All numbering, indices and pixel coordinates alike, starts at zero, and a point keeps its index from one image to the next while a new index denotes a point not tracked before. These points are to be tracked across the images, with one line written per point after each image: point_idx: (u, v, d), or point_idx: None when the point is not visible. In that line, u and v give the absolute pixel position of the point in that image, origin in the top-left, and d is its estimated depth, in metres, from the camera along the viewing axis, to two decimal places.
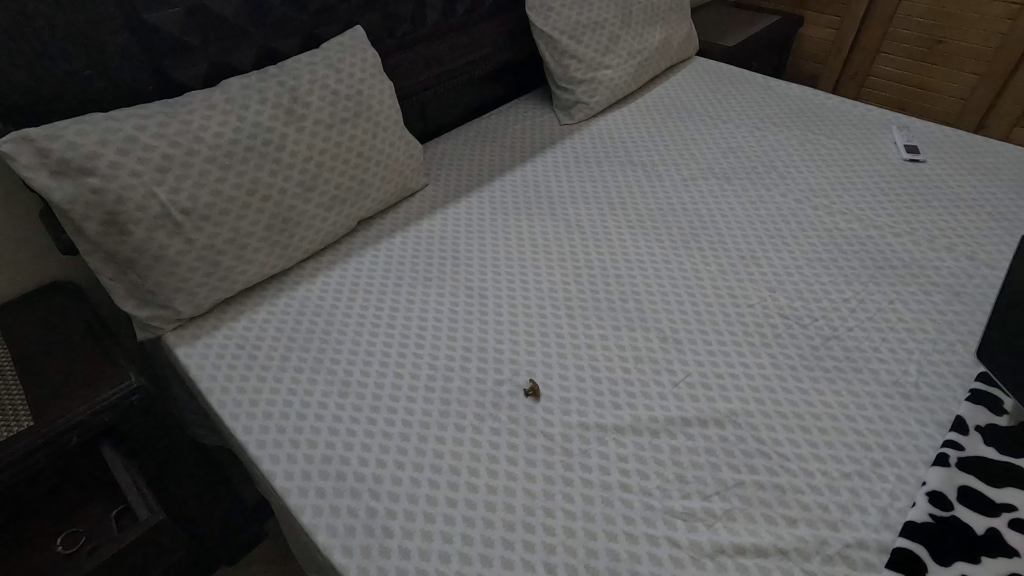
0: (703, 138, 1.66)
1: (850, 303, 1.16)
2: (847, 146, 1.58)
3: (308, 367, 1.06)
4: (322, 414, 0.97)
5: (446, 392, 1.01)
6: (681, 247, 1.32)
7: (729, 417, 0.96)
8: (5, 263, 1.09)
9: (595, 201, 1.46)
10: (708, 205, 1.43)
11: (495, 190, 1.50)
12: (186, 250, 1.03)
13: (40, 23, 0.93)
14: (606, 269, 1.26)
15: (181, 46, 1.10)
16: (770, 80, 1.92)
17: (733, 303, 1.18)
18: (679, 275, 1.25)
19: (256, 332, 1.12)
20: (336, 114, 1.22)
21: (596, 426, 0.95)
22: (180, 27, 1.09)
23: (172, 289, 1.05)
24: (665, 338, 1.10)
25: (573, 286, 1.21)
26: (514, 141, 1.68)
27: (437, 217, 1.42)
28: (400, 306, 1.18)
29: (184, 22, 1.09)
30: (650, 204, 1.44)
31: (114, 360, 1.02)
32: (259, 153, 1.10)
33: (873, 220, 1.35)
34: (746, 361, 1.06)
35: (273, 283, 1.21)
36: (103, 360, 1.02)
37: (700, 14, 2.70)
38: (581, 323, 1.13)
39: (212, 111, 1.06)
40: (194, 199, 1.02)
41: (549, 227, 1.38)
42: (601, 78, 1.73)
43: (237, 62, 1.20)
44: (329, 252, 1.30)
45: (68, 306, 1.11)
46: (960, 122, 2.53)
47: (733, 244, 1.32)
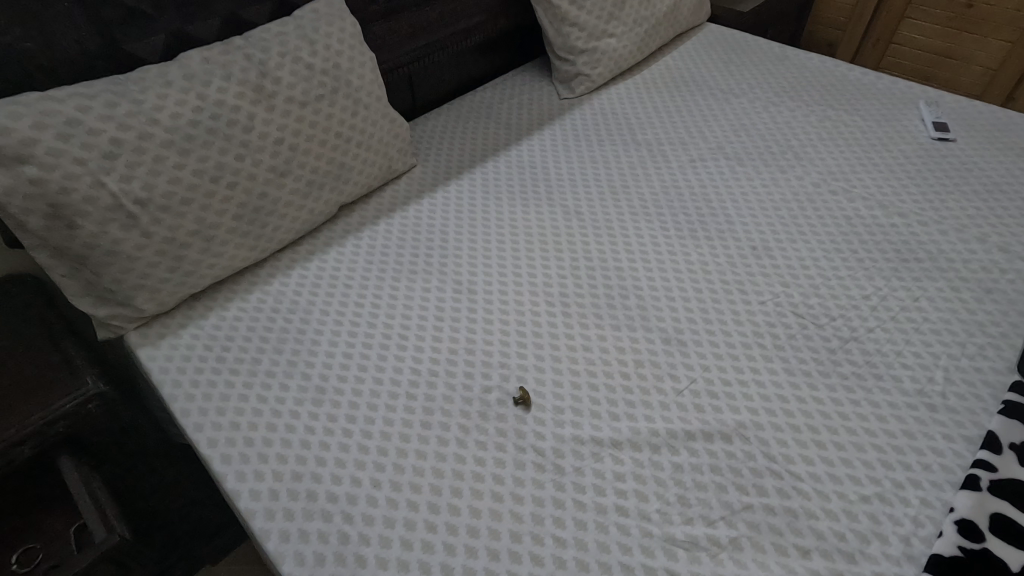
0: (713, 114, 1.54)
1: (870, 301, 1.07)
2: (870, 124, 1.46)
3: (281, 370, 0.98)
4: (293, 425, 0.90)
5: (429, 400, 0.93)
6: (687, 236, 1.21)
7: (736, 431, 0.88)
8: None
9: (595, 184, 1.35)
10: (717, 189, 1.32)
11: (488, 172, 1.39)
12: (144, 244, 0.94)
13: None
14: (605, 261, 1.16)
15: (134, 15, 0.99)
16: (787, 49, 1.78)
17: (742, 299, 1.08)
18: (685, 268, 1.15)
19: (226, 331, 1.04)
20: (311, 90, 1.11)
21: (591, 440, 0.87)
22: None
23: (131, 286, 0.96)
24: (668, 340, 1.01)
25: (569, 281, 1.12)
26: (509, 117, 1.56)
27: (425, 202, 1.31)
28: (383, 301, 1.09)
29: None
30: (655, 188, 1.33)
31: (71, 365, 0.94)
32: (224, 136, 1.00)
33: (898, 206, 1.25)
34: (756, 366, 0.97)
35: (247, 276, 1.13)
36: (60, 364, 0.94)
37: None
38: (577, 321, 1.05)
39: (169, 88, 0.96)
40: (149, 188, 0.93)
41: (544, 213, 1.28)
42: (605, 47, 1.60)
43: (201, 32, 1.09)
44: (308, 241, 1.21)
45: (24, 303, 1.03)
46: (987, 95, 2.39)
47: (744, 232, 1.22)
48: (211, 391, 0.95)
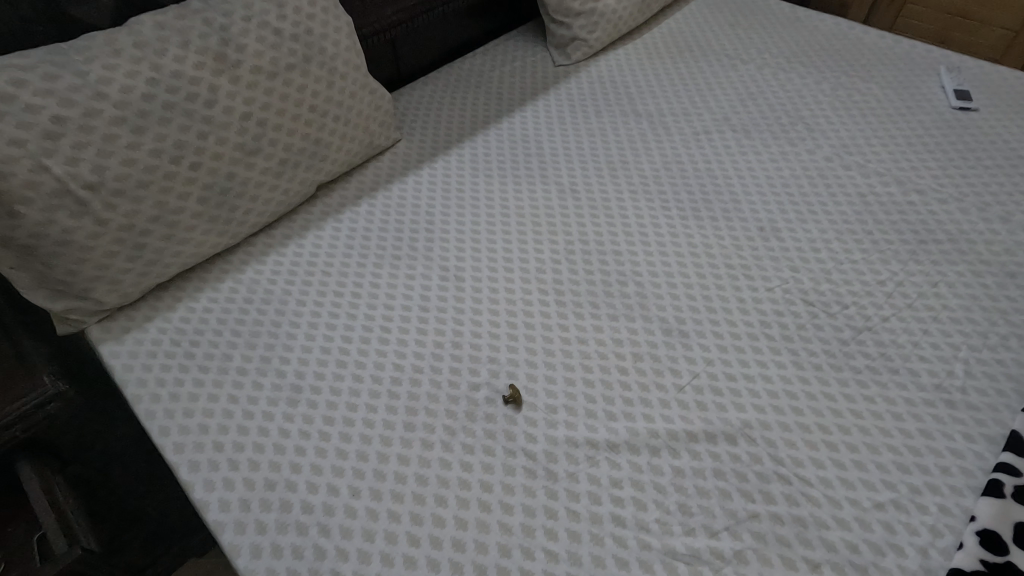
0: (719, 82, 1.44)
1: (886, 287, 1.00)
2: (887, 92, 1.36)
3: (254, 367, 0.91)
4: (266, 428, 0.83)
5: (413, 400, 0.86)
6: (690, 216, 1.13)
7: (742, 431, 0.82)
8: None
9: (592, 159, 1.26)
10: (723, 164, 1.24)
11: (478, 146, 1.30)
12: (98, 232, 0.86)
13: None
14: (603, 245, 1.09)
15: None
16: (799, 11, 1.66)
17: (749, 286, 1.01)
18: (687, 251, 1.07)
19: (194, 324, 0.97)
20: (281, 59, 1.02)
21: (586, 442, 0.81)
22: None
23: (87, 278, 0.89)
24: (669, 331, 0.95)
25: (564, 266, 1.05)
26: (501, 87, 1.46)
27: (410, 179, 1.23)
28: (364, 290, 1.02)
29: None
30: (656, 163, 1.25)
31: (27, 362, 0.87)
32: (183, 111, 0.91)
33: (916, 182, 1.16)
34: (763, 360, 0.91)
35: (217, 264, 1.05)
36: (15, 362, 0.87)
37: None
38: (571, 312, 0.98)
39: (118, 58, 0.86)
40: (100, 170, 0.84)
41: (538, 191, 1.19)
42: (603, 9, 1.48)
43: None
44: (284, 224, 1.13)
45: None
46: (1005, 59, 2.28)
47: (751, 212, 1.14)
48: (177, 391, 0.88)
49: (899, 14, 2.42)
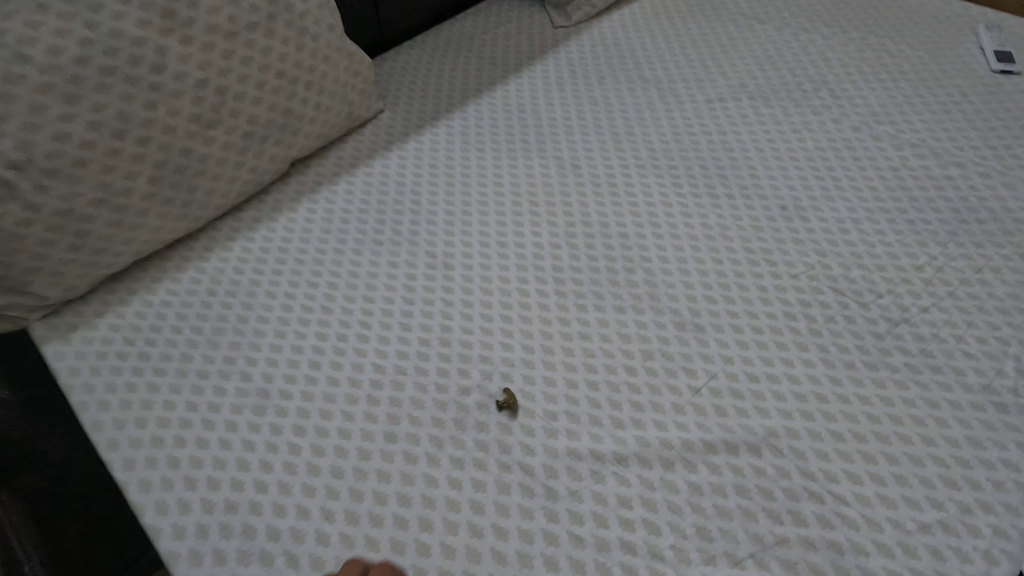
0: (735, 44, 1.31)
1: (924, 273, 0.89)
2: (919, 54, 1.23)
3: (216, 369, 0.81)
4: (228, 440, 0.74)
5: (395, 406, 0.77)
6: (704, 194, 1.02)
7: (766, 441, 0.72)
8: None
9: (595, 130, 1.14)
10: (740, 135, 1.12)
11: (469, 117, 1.18)
12: (31, 218, 0.76)
13: None
14: (608, 227, 0.98)
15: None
16: None
17: (771, 272, 0.91)
18: (702, 234, 0.96)
19: (150, 320, 0.86)
20: (241, 16, 0.89)
21: (590, 455, 0.72)
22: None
23: (23, 269, 0.78)
24: (683, 325, 0.85)
25: (564, 251, 0.94)
26: (494, 51, 1.32)
27: (394, 154, 1.11)
28: (341, 279, 0.91)
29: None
30: (666, 134, 1.13)
31: None
32: (125, 78, 0.79)
33: (955, 154, 1.05)
34: (788, 358, 0.81)
35: (178, 251, 0.94)
36: None
37: None
38: (573, 304, 0.87)
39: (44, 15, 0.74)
40: (27, 147, 0.73)
41: (535, 167, 1.08)
42: None
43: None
44: (253, 204, 1.01)
45: None
46: None
47: (772, 190, 1.02)
48: (129, 398, 0.78)
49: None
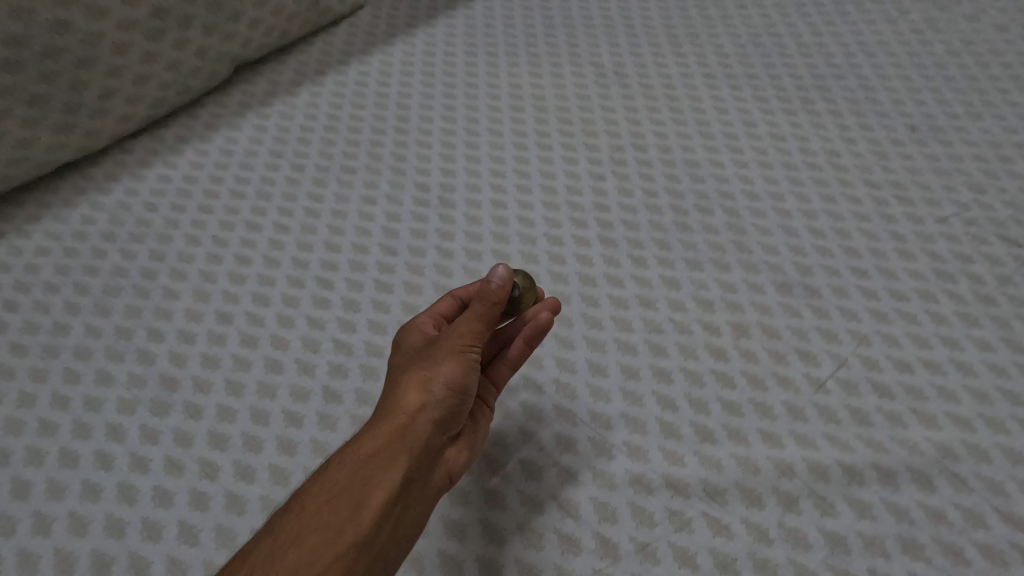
0: None
1: None
2: None
3: (103, 347, 0.54)
4: (108, 457, 0.48)
5: (365, 404, 0.51)
6: (800, 107, 0.74)
7: (940, 466, 0.47)
8: None
9: (645, 29, 0.85)
10: (842, 33, 0.83)
11: (476, 10, 0.89)
12: None
13: None
14: (670, 150, 0.70)
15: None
16: None
17: (910, 214, 0.63)
18: (803, 160, 0.69)
19: (16, 274, 0.59)
20: None
21: (664, 486, 0.47)
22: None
23: None
24: (789, 288, 0.58)
25: (610, 183, 0.67)
26: None
27: (373, 55, 0.82)
28: (293, 220, 0.64)
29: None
30: (741, 33, 0.84)
31: None
32: None
33: None
34: (953, 336, 0.54)
35: (66, 179, 0.66)
36: None
37: None
38: (626, 257, 0.61)
39: None
40: None
41: (565, 72, 0.79)
42: None
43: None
44: (178, 117, 0.73)
45: None
46: None
47: (896, 104, 0.74)
48: None
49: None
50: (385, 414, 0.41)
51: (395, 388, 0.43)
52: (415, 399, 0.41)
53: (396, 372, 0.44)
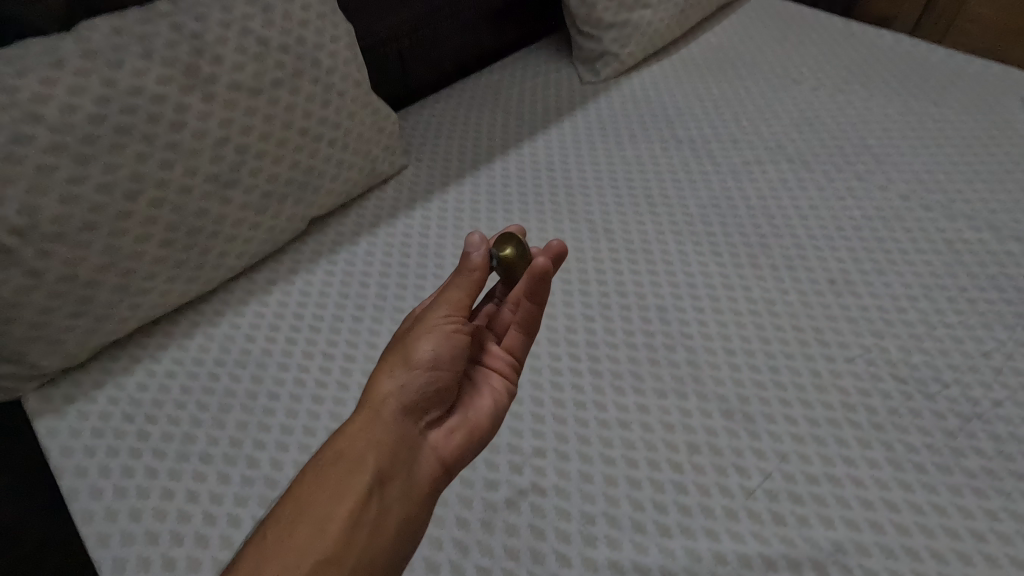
0: (768, 108, 1.27)
1: (993, 361, 0.82)
2: (962, 120, 1.20)
3: (221, 452, 0.74)
4: (231, 538, 0.67)
5: None
6: (745, 263, 0.97)
7: (834, 558, 0.64)
8: None
9: (628, 194, 1.10)
10: (781, 200, 1.07)
11: (497, 174, 1.14)
12: (31, 286, 0.70)
13: None
14: (644, 297, 0.92)
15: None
16: (855, 25, 1.49)
17: (825, 355, 0.84)
18: (745, 308, 0.90)
19: (153, 393, 0.80)
20: (266, 74, 0.85)
21: (634, 570, 0.64)
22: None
23: (21, 338, 0.73)
24: (731, 413, 0.77)
25: (598, 324, 0.88)
26: (521, 108, 1.30)
27: (417, 212, 1.06)
28: (358, 350, 0.85)
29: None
30: (702, 200, 1.09)
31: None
32: (140, 136, 0.74)
33: (1013, 228, 0.99)
34: (852, 455, 0.73)
35: (187, 314, 0.88)
36: None
37: None
38: (609, 386, 0.80)
39: (58, 70, 0.69)
40: (32, 210, 0.67)
41: (565, 229, 1.03)
42: (638, 22, 1.34)
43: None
44: (270, 264, 0.96)
45: None
46: None
47: (819, 262, 0.97)
48: (127, 483, 0.71)
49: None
50: (366, 401, 0.60)
51: (368, 386, 0.62)
52: (386, 387, 0.60)
53: (379, 361, 0.63)
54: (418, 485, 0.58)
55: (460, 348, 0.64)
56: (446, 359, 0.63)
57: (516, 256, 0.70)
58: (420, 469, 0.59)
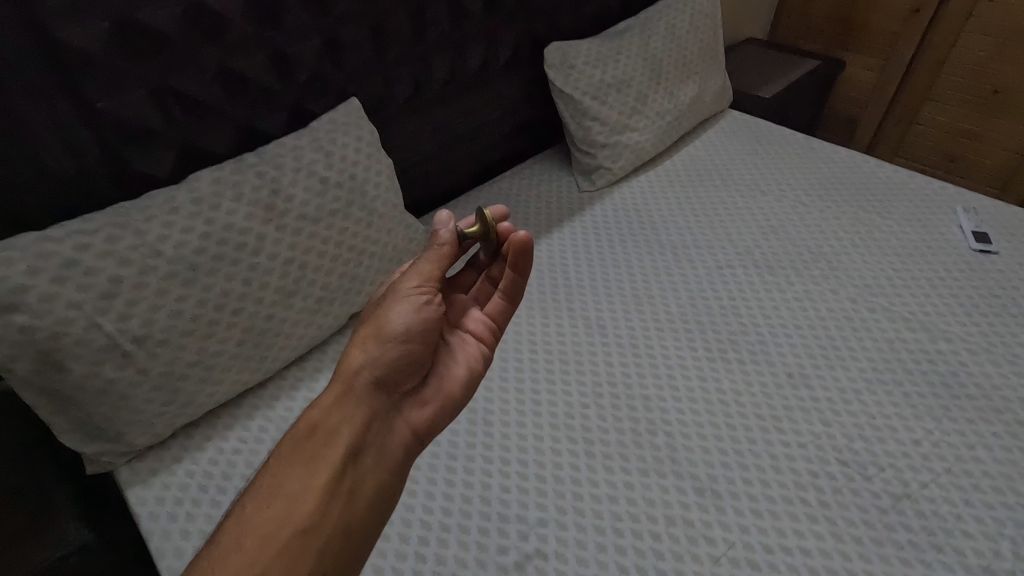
0: (738, 215, 1.49)
1: (921, 447, 0.98)
2: (902, 231, 1.41)
3: None
4: None
5: (440, 563, 0.84)
6: (717, 357, 1.15)
7: None
8: None
9: (618, 293, 1.29)
10: (747, 301, 1.26)
11: None
12: (138, 380, 0.87)
13: None
14: (631, 386, 1.09)
15: (158, 97, 0.92)
16: (813, 142, 1.74)
17: (781, 440, 1.00)
18: (716, 398, 1.07)
19: (222, 467, 0.95)
20: (325, 205, 1.05)
21: None
22: (98, 41, 0.83)
23: (122, 423, 0.88)
24: (702, 490, 0.93)
25: (592, 411, 1.05)
26: (527, 214, 1.52)
27: None
28: None
29: (113, 38, 0.84)
30: (681, 299, 1.27)
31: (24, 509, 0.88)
32: (229, 260, 0.94)
33: (942, 329, 1.17)
34: (801, 528, 0.88)
35: (248, 398, 1.05)
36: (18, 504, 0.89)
37: (743, 47, 2.42)
38: (601, 465, 0.96)
39: (175, 214, 0.90)
40: (148, 323, 0.86)
41: (564, 325, 1.21)
42: (627, 141, 1.58)
43: (212, 101, 0.98)
44: (316, 353, 1.14)
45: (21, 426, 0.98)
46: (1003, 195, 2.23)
47: (779, 358, 1.14)
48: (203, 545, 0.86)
49: (899, 146, 2.42)
50: (343, 377, 0.78)
51: (344, 361, 0.80)
52: (358, 362, 0.79)
53: (356, 337, 0.81)
54: (389, 439, 0.76)
55: (430, 317, 0.82)
56: (414, 331, 0.81)
57: (481, 233, 0.87)
58: (392, 429, 0.77)
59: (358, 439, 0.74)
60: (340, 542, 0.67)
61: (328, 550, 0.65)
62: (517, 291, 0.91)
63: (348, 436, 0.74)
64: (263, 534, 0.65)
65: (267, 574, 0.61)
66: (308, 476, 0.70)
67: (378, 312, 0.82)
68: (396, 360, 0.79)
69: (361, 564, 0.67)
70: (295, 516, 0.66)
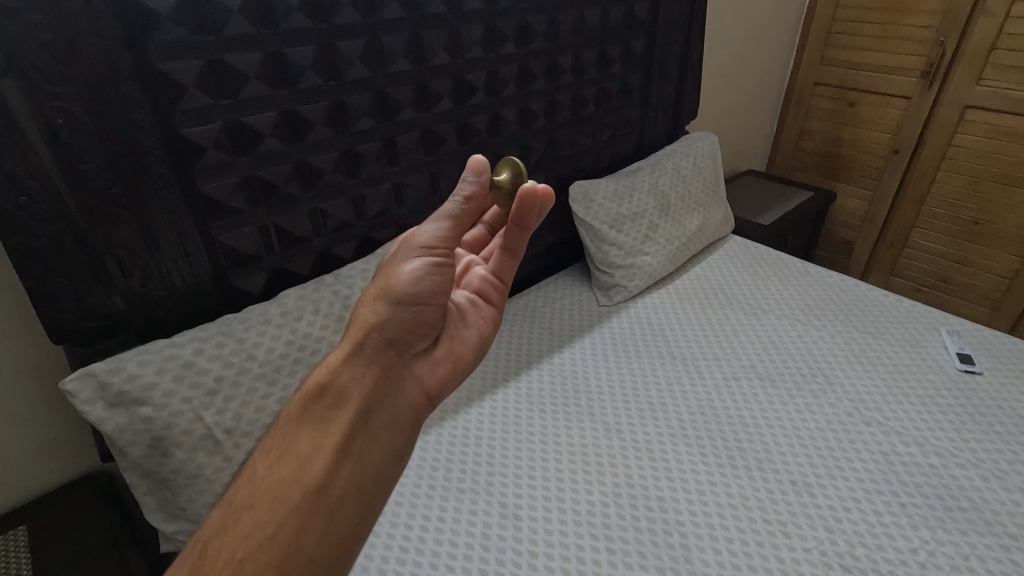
0: (743, 332, 1.65)
1: (918, 556, 1.06)
2: (893, 351, 1.55)
3: None
4: None
5: None
6: (725, 462, 1.26)
7: None
8: (61, 446, 1.15)
9: (636, 401, 1.43)
10: (752, 411, 1.39)
11: (535, 381, 1.50)
12: (223, 467, 1.00)
13: (135, 272, 1.00)
14: (647, 486, 1.21)
15: (263, 232, 1.15)
16: (810, 267, 1.94)
17: (786, 543, 1.09)
18: (726, 502, 1.17)
19: None
20: None
21: None
22: (230, 193, 1.06)
23: (202, 505, 1.00)
24: None
25: (611, 512, 1.15)
26: (553, 326, 1.70)
27: (474, 410, 1.41)
28: (431, 522, 1.13)
29: (240, 189, 1.08)
30: (692, 408, 1.41)
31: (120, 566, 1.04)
32: (307, 364, 1.10)
33: (934, 443, 1.28)
34: None
35: None
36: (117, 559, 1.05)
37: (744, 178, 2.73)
38: (622, 561, 1.06)
39: (268, 325, 1.10)
40: (238, 416, 1.01)
41: (585, 429, 1.35)
42: (641, 264, 1.79)
43: (303, 234, 1.21)
44: None
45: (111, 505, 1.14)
46: (997, 315, 2.37)
47: (783, 465, 1.25)
48: None
49: (894, 266, 2.62)
50: (353, 338, 0.82)
51: (355, 321, 0.85)
52: (370, 322, 0.84)
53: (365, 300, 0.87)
54: (401, 396, 0.81)
55: (442, 279, 0.89)
56: (426, 293, 0.87)
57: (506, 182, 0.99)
58: (404, 387, 0.82)
59: (371, 399, 0.77)
60: (353, 498, 0.69)
61: (338, 506, 0.67)
62: (517, 244, 0.99)
63: (360, 396, 0.77)
64: (275, 494, 0.66)
65: (283, 527, 0.63)
66: (321, 436, 0.72)
67: (391, 274, 0.89)
68: (408, 320, 0.86)
69: (372, 518, 0.70)
70: (307, 475, 0.68)
